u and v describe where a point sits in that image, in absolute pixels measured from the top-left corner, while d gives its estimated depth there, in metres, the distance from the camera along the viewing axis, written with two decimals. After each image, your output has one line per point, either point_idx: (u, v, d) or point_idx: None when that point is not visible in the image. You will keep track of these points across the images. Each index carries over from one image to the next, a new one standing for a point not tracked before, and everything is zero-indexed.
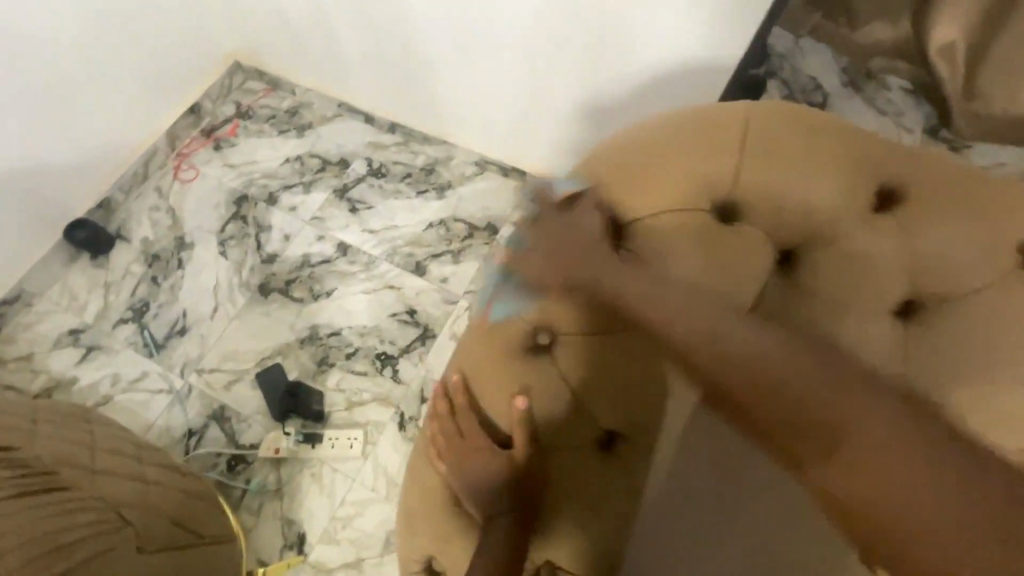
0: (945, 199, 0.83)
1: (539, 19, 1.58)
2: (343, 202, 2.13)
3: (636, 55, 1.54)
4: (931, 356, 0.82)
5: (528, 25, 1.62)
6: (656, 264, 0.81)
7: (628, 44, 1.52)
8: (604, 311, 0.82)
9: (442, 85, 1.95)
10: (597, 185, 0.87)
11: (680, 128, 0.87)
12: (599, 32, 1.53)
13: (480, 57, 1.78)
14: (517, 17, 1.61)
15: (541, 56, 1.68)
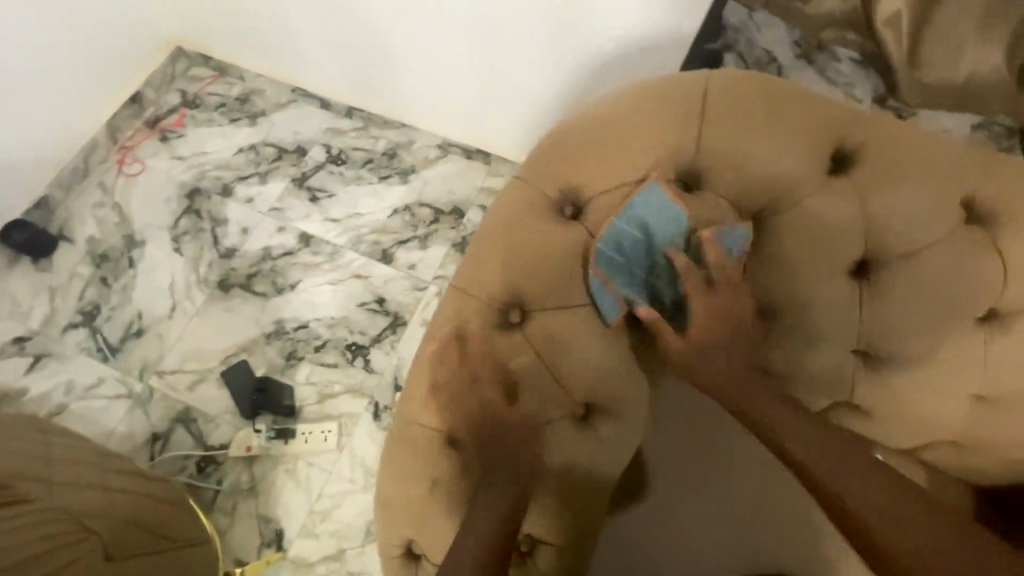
0: (912, 154, 0.75)
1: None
2: (303, 190, 2.07)
3: (596, 33, 1.52)
4: (892, 320, 0.79)
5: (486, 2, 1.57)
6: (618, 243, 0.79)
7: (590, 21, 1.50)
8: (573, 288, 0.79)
9: (399, 66, 1.89)
10: (540, 161, 0.81)
11: (623, 97, 0.80)
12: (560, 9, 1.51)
13: (439, 36, 1.73)
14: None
15: (501, 33, 1.63)
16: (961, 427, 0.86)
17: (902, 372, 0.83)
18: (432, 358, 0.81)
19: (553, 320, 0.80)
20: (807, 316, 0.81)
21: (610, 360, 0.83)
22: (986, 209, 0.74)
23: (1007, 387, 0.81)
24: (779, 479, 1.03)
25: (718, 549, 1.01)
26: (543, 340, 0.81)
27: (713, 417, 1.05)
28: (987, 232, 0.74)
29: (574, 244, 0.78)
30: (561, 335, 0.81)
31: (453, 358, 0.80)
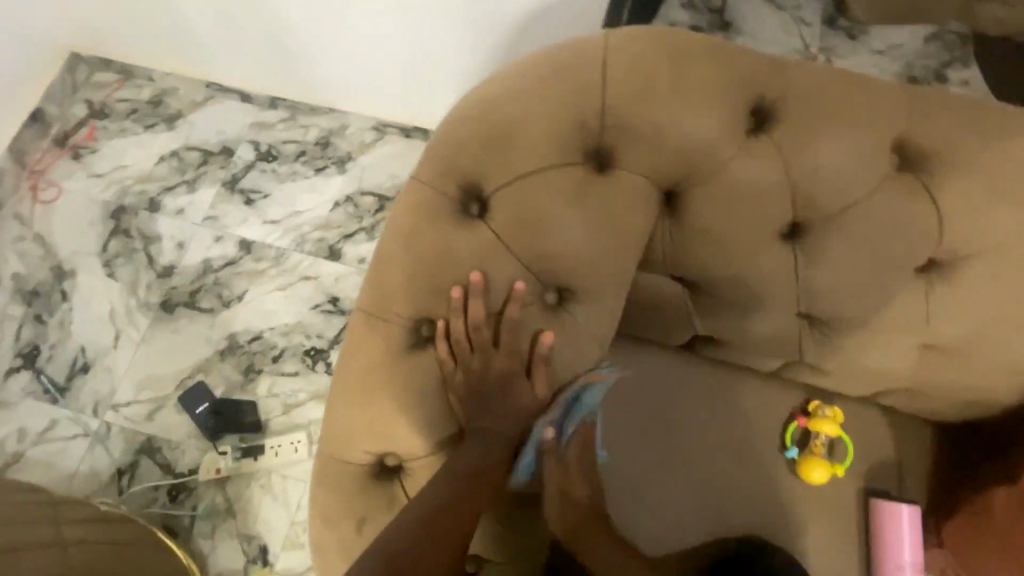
0: (836, 97, 0.67)
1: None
2: (236, 194, 1.94)
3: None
4: (824, 278, 0.74)
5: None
6: (532, 237, 0.69)
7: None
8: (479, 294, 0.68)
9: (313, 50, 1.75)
10: (436, 155, 0.71)
11: (521, 72, 0.70)
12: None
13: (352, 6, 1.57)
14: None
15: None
16: (914, 377, 0.84)
17: (846, 330, 0.79)
18: (336, 392, 0.70)
19: (466, 330, 0.69)
20: (741, 284, 0.77)
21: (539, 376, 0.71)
22: (916, 151, 0.68)
23: (955, 335, 0.77)
24: (741, 441, 1.00)
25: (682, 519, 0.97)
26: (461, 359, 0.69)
27: (665, 389, 1.02)
28: (916, 175, 0.68)
29: (480, 245, 0.69)
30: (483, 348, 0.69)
31: (358, 388, 0.69)
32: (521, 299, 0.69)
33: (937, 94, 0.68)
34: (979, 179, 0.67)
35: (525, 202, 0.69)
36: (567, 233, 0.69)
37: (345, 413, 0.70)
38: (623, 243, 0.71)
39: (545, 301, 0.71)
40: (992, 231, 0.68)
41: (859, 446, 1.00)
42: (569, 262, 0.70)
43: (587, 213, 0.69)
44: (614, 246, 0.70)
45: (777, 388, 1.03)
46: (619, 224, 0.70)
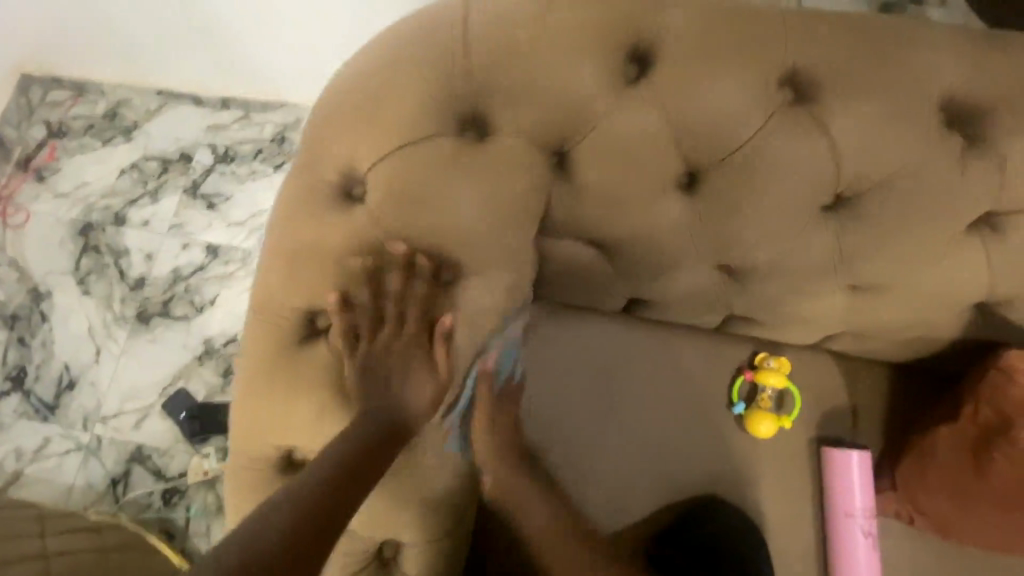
0: (712, 34, 0.63)
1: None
2: (198, 199, 1.93)
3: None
4: (728, 226, 0.71)
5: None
6: (415, 215, 0.67)
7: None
8: (363, 269, 0.66)
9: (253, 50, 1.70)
10: (310, 140, 0.69)
11: (388, 44, 0.67)
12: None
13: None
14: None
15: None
16: (845, 319, 0.80)
17: (764, 279, 0.76)
18: (239, 393, 0.70)
19: (356, 319, 0.67)
20: (646, 240, 0.74)
21: (438, 343, 0.69)
22: (807, 81, 0.63)
23: (877, 273, 0.72)
24: (688, 400, 0.97)
25: (634, 485, 0.94)
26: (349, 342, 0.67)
27: (598, 353, 0.97)
28: (809, 107, 0.64)
29: (361, 228, 0.67)
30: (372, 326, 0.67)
31: (257, 387, 0.69)
32: (408, 273, 0.67)
33: (823, 17, 0.64)
34: (875, 105, 0.62)
35: (402, 178, 0.66)
36: (451, 207, 0.67)
37: (248, 413, 0.69)
38: (512, 211, 0.68)
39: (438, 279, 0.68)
40: (900, 158, 0.64)
41: (809, 395, 0.97)
42: (458, 237, 0.68)
43: (470, 184, 0.67)
44: (502, 215, 0.68)
45: (722, 341, 0.99)
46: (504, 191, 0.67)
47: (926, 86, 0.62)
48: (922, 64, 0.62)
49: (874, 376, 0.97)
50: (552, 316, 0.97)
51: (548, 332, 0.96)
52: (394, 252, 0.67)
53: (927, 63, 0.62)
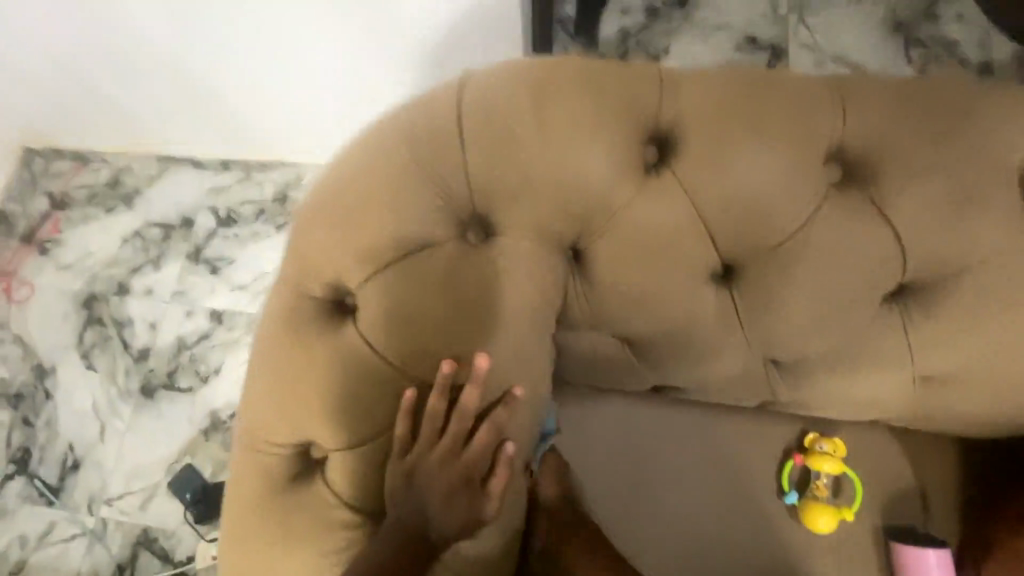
0: (742, 113, 0.55)
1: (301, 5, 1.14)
2: (200, 264, 1.86)
3: (415, 18, 1.15)
4: (774, 319, 0.61)
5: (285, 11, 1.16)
6: (416, 332, 0.58)
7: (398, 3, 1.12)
8: (404, 406, 0.56)
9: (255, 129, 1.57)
10: (294, 250, 0.61)
11: (376, 142, 0.60)
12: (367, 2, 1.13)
13: (247, 60, 1.27)
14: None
15: (312, 36, 1.20)
16: (912, 410, 0.70)
17: (814, 370, 0.67)
18: (225, 540, 0.61)
19: (354, 456, 0.59)
20: (678, 335, 0.65)
21: (501, 470, 0.58)
22: (856, 160, 0.55)
23: (949, 363, 0.63)
24: (733, 492, 0.86)
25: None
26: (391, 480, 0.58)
27: (636, 437, 0.87)
28: (859, 188, 0.56)
29: (354, 351, 0.58)
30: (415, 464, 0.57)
31: (244, 536, 0.60)
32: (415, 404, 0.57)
33: (867, 81, 0.56)
34: (936, 183, 0.54)
35: (397, 295, 0.58)
36: (454, 320, 0.58)
37: (236, 563, 0.61)
38: (525, 318, 0.60)
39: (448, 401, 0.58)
40: (973, 239, 0.55)
41: (867, 478, 0.86)
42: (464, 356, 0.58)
43: (472, 290, 0.58)
44: (513, 325, 0.59)
45: (766, 420, 0.89)
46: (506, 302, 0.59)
47: (998, 160, 0.54)
48: (989, 136, 0.54)
49: (941, 454, 0.87)
50: (577, 402, 0.88)
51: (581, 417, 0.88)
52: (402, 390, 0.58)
53: (990, 135, 0.54)
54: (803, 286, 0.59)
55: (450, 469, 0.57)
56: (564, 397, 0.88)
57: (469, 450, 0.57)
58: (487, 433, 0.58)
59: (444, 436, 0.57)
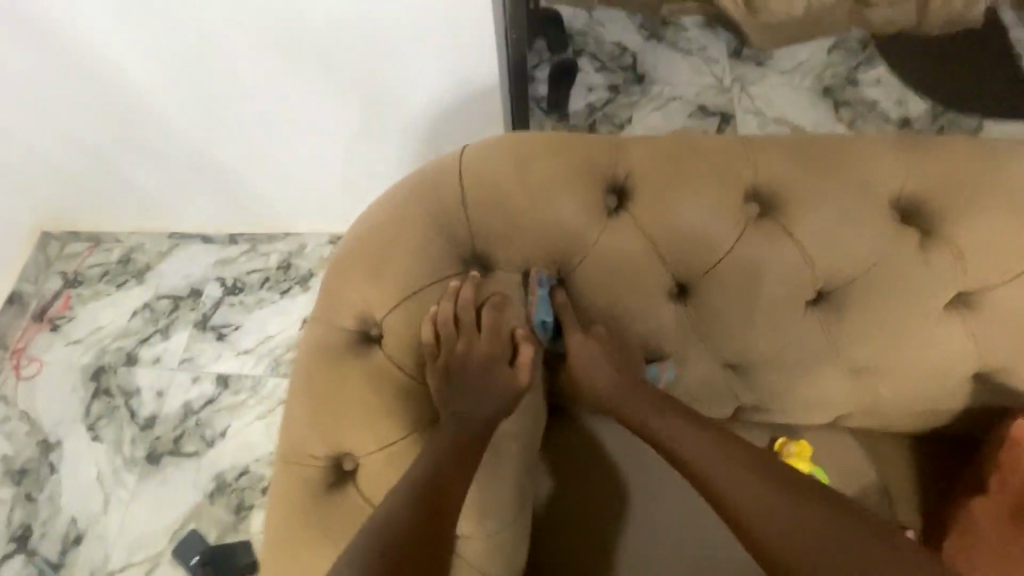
0: (677, 166, 0.72)
1: (308, 91, 1.29)
2: (207, 331, 1.76)
3: (406, 95, 1.27)
4: (723, 328, 0.75)
5: (295, 96, 1.30)
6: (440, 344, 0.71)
7: (391, 87, 1.27)
8: (428, 321, 0.71)
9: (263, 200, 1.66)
10: (328, 292, 0.74)
11: (396, 202, 0.75)
12: (366, 85, 1.27)
13: (265, 138, 1.42)
14: (274, 85, 1.28)
15: (316, 115, 1.34)
16: (854, 400, 0.82)
17: (763, 371, 0.79)
18: (268, 549, 0.69)
19: (383, 461, 0.71)
20: (648, 346, 0.78)
21: (523, 351, 0.73)
22: (769, 197, 0.71)
23: (872, 355, 0.76)
24: None
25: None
26: (414, 472, 0.66)
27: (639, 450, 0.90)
28: (774, 217, 0.71)
29: (381, 372, 0.72)
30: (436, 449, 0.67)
31: (287, 541, 0.69)
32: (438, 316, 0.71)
33: (768, 139, 0.73)
34: (832, 209, 0.69)
35: (413, 324, 0.72)
36: (462, 342, 0.71)
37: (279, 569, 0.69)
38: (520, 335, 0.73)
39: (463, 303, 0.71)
40: (871, 252, 0.69)
41: (836, 475, 0.95)
42: (473, 372, 0.71)
43: (483, 301, 0.72)
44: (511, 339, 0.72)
45: (742, 430, 0.98)
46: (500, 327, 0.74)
47: (875, 188, 0.69)
48: (866, 171, 0.70)
49: (898, 448, 0.96)
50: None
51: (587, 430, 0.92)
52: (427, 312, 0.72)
53: (864, 174, 0.70)
54: (741, 298, 0.73)
55: (473, 356, 0.71)
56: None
57: (483, 334, 0.71)
58: (495, 316, 0.72)
59: (460, 335, 0.71)
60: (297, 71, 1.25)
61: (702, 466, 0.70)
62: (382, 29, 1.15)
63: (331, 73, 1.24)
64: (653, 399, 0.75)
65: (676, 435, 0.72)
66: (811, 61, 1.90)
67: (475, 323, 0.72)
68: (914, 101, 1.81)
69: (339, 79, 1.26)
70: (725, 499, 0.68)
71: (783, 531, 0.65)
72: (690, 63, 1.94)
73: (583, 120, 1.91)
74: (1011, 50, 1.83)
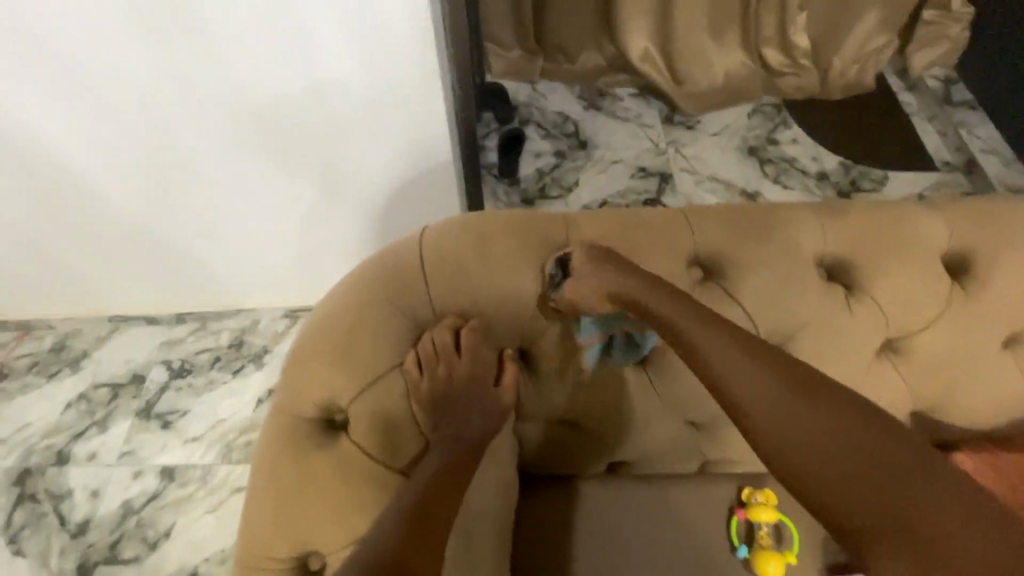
0: (624, 235, 0.77)
1: (261, 169, 1.29)
2: (151, 420, 1.63)
3: (363, 169, 1.29)
4: (680, 385, 0.79)
5: (247, 174, 1.30)
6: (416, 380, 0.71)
7: (346, 164, 1.28)
8: (411, 356, 0.72)
9: (213, 276, 1.60)
10: (289, 381, 0.73)
11: (356, 284, 0.75)
12: (320, 163, 1.28)
13: (216, 217, 1.40)
14: (225, 167, 1.28)
15: (272, 192, 1.34)
16: None
17: (721, 423, 0.83)
18: None
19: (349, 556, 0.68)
20: (612, 410, 0.81)
21: (511, 370, 0.75)
22: (709, 261, 0.77)
23: None
24: (692, 555, 0.94)
25: None
26: None
27: (611, 515, 0.97)
28: (715, 280, 0.76)
29: (348, 461, 0.69)
30: (403, 558, 0.58)
31: None
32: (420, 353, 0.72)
33: (702, 208, 0.80)
34: (767, 270, 0.75)
35: (378, 406, 0.70)
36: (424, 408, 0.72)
37: None
38: (483, 409, 0.73)
39: (436, 341, 0.72)
40: (806, 307, 0.75)
41: (802, 519, 0.97)
42: (445, 407, 0.71)
43: (456, 333, 0.72)
44: (473, 408, 0.72)
45: (708, 482, 1.00)
46: (459, 408, 0.71)
47: (802, 248, 0.76)
48: (792, 232, 0.76)
49: None
50: (544, 495, 0.98)
51: (557, 498, 0.98)
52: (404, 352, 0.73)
53: (791, 236, 0.76)
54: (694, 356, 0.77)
55: (454, 380, 0.71)
56: (531, 494, 0.98)
57: (463, 358, 0.71)
58: (472, 339, 0.72)
59: (438, 366, 0.71)
60: (252, 152, 1.25)
61: (789, 442, 0.62)
62: (337, 112, 1.17)
63: (288, 151, 1.25)
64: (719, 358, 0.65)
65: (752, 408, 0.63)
66: (735, 124, 2.10)
67: (450, 350, 0.71)
68: (827, 157, 2.01)
69: (292, 156, 1.26)
70: (810, 463, 0.61)
71: (882, 505, 0.59)
72: (628, 129, 2.10)
73: (533, 183, 2.01)
74: (902, 111, 2.08)
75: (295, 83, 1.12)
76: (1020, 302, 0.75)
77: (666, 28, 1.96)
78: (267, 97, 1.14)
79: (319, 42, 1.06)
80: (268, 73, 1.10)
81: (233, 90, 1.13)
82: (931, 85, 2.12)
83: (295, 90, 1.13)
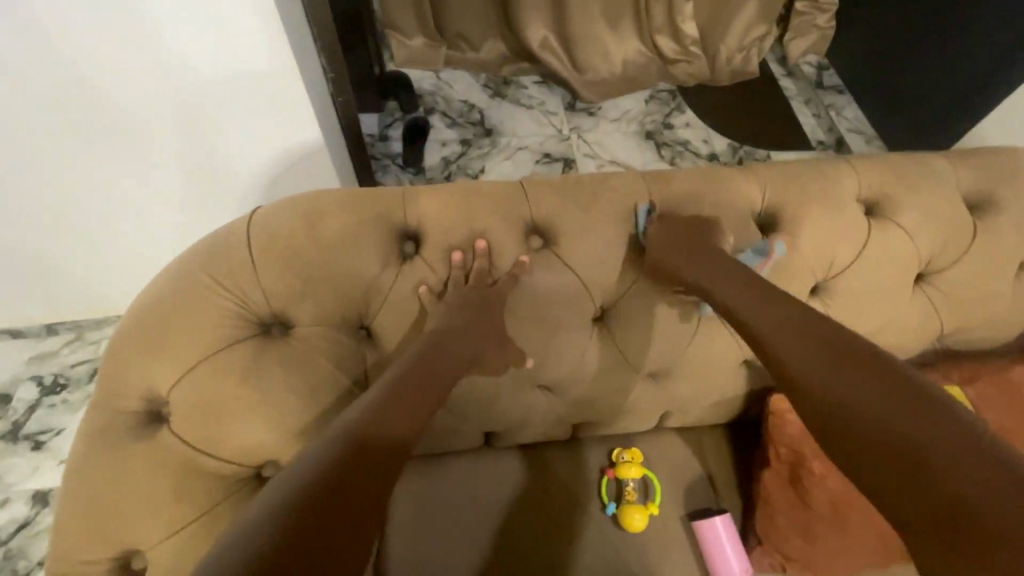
0: (461, 210, 0.78)
1: (117, 163, 1.11)
2: (18, 442, 1.44)
3: (238, 159, 1.16)
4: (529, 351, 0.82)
5: (101, 168, 1.11)
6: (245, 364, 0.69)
7: (221, 156, 1.14)
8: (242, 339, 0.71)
9: (79, 279, 1.42)
10: (107, 375, 0.68)
11: (183, 271, 0.72)
12: (187, 157, 1.13)
13: (70, 214, 1.21)
14: (73, 160, 1.08)
15: (137, 186, 1.17)
16: (656, 399, 0.92)
17: (572, 387, 0.87)
18: None
19: (169, 549, 0.66)
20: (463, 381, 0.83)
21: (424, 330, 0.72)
22: (545, 230, 0.79)
23: (656, 357, 0.86)
24: (563, 516, 0.97)
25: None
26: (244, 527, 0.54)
27: (485, 486, 0.98)
28: (550, 248, 0.79)
29: (169, 452, 0.67)
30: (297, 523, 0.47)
31: None
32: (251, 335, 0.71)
33: (540, 182, 0.82)
34: (600, 236, 0.79)
35: (207, 394, 0.68)
36: (256, 392, 0.69)
37: None
38: (312, 388, 0.71)
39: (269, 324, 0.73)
40: (629, 270, 0.80)
41: (669, 471, 1.02)
42: (268, 391, 0.69)
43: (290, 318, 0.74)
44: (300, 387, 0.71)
45: (582, 445, 1.04)
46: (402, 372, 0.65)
47: (629, 215, 0.80)
48: (620, 201, 0.81)
49: (717, 437, 1.07)
50: (420, 474, 0.98)
51: (431, 475, 0.98)
52: (235, 336, 0.70)
53: (619, 204, 0.81)
54: (540, 322, 0.80)
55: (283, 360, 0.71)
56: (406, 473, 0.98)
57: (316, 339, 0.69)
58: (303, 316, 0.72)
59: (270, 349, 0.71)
60: (110, 149, 1.07)
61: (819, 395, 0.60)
62: (202, 103, 1.02)
63: (156, 147, 1.09)
64: (792, 343, 0.65)
65: (817, 386, 0.61)
66: (632, 109, 2.17)
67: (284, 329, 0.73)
68: (715, 138, 2.12)
69: (152, 147, 1.09)
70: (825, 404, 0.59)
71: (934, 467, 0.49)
72: (530, 117, 2.12)
73: (437, 172, 1.99)
74: (782, 96, 2.17)
75: (151, 76, 0.95)
76: (823, 254, 0.83)
77: (557, 16, 1.98)
78: (115, 90, 0.96)
79: (165, 29, 0.88)
80: (108, 62, 0.91)
81: (75, 90, 0.95)
82: (806, 71, 2.21)
83: (148, 84, 0.96)
